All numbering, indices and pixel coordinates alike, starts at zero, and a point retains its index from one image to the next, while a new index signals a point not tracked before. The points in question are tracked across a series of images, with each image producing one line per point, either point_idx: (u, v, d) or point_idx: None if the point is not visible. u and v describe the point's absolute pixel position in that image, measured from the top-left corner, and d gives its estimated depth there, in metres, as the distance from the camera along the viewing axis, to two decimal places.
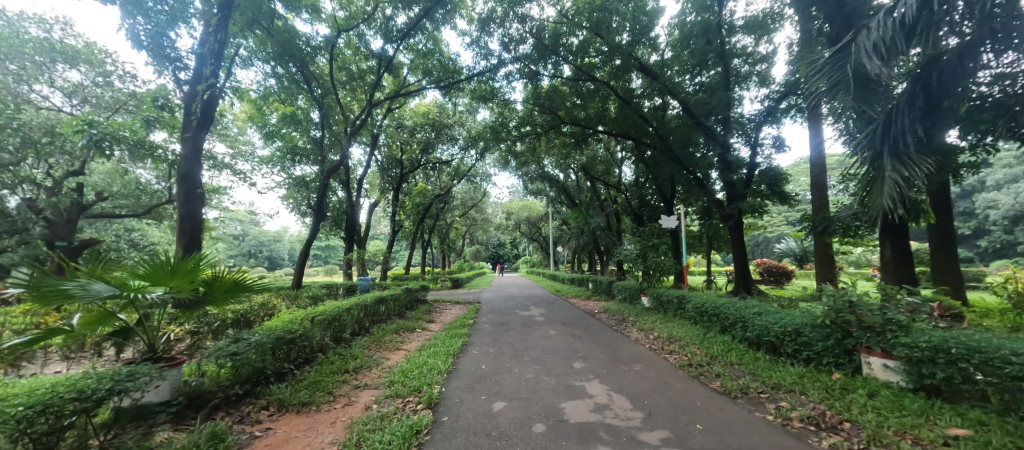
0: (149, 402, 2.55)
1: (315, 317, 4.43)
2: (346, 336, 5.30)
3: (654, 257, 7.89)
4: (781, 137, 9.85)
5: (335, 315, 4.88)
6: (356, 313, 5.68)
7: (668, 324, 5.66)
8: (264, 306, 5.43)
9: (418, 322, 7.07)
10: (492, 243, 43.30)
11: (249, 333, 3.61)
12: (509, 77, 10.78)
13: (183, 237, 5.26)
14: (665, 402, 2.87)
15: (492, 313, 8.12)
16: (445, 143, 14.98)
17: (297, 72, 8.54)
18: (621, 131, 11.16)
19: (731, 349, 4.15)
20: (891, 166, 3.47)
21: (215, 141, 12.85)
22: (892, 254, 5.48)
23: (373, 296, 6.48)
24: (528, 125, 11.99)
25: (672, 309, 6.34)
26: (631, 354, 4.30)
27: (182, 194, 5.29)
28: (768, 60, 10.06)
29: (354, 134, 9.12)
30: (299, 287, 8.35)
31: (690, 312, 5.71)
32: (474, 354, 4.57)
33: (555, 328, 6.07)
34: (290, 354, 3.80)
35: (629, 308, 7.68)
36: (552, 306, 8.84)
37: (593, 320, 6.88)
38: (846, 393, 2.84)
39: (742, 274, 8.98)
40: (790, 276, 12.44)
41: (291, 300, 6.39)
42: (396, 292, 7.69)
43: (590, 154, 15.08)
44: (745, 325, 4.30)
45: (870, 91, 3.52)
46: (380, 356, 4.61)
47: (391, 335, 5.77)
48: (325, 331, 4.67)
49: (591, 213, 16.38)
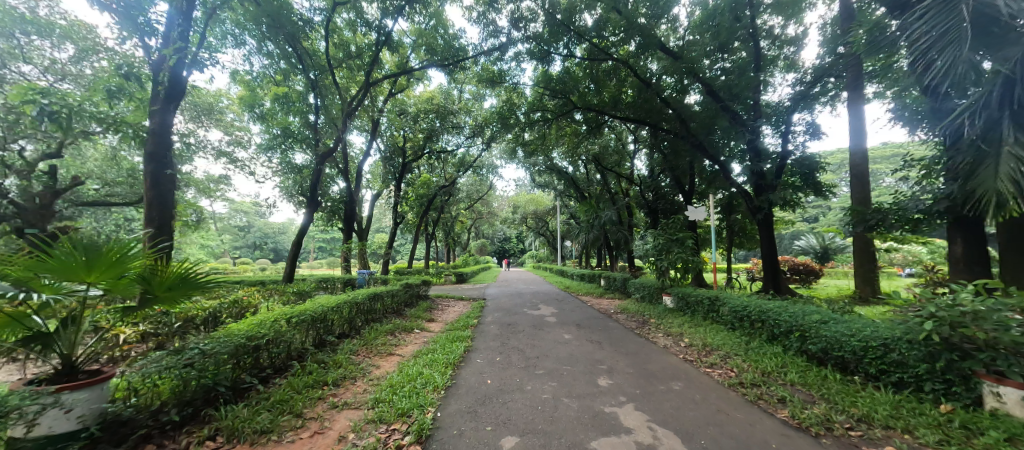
0: (40, 439, 1.90)
1: (296, 317, 3.83)
2: (333, 337, 4.68)
3: (678, 254, 7.15)
4: (816, 123, 9.01)
5: (318, 314, 4.25)
6: (345, 312, 5.04)
7: (699, 329, 4.95)
8: (241, 302, 4.83)
9: (416, 321, 6.42)
10: (497, 237, 42.65)
11: (206, 337, 2.97)
12: (518, 58, 10.09)
13: (152, 224, 4.68)
14: (728, 444, 2.17)
15: (498, 312, 7.47)
16: (451, 131, 14.31)
17: (290, 50, 7.87)
18: (638, 117, 10.40)
19: (788, 365, 3.44)
20: (1013, 138, 2.84)
21: (211, 127, 12.29)
22: (963, 253, 4.82)
23: (367, 292, 5.86)
24: (538, 111, 11.23)
25: (700, 312, 5.62)
26: (664, 367, 3.60)
27: (148, 174, 4.68)
28: (796, 42, 9.29)
29: (350, 117, 8.44)
30: (290, 281, 7.77)
31: (724, 316, 4.99)
32: (477, 363, 3.90)
33: (570, 330, 5.41)
34: (256, 364, 3.18)
35: (649, 308, 6.96)
36: (563, 305, 8.15)
37: (611, 321, 6.21)
38: (973, 436, 2.13)
39: (772, 273, 8.30)
40: (818, 275, 11.55)
41: (276, 295, 5.78)
42: (394, 288, 7.06)
43: (602, 144, 14.29)
44: (804, 335, 3.59)
45: (987, 41, 2.96)
46: (369, 364, 3.96)
47: (385, 337, 5.12)
48: (306, 332, 4.04)
49: (602, 206, 15.63)
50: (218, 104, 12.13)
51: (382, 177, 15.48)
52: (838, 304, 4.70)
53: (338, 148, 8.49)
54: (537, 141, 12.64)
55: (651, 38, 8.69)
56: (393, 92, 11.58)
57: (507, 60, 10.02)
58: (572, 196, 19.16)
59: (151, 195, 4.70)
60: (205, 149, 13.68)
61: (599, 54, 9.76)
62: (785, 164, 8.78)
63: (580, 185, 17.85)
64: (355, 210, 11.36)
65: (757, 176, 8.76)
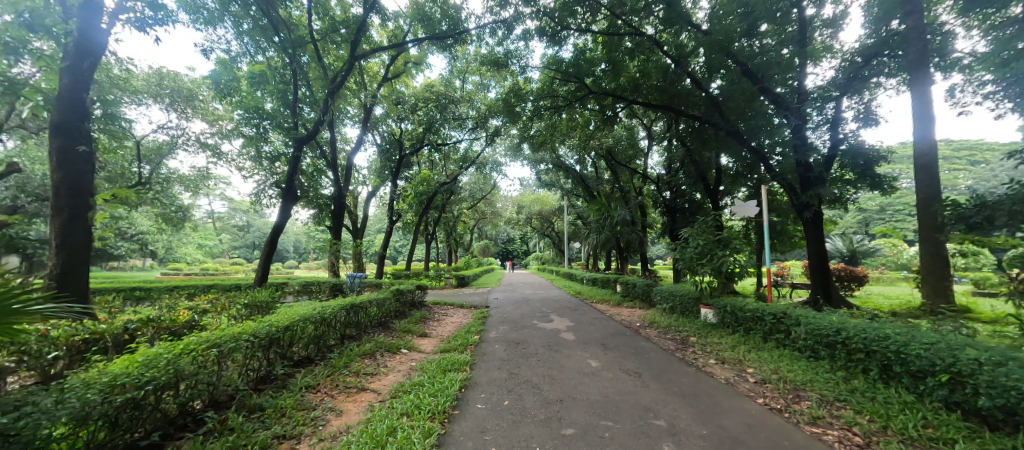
0: None
1: (224, 344, 2.75)
2: (289, 366, 3.58)
3: (722, 256, 5.69)
4: (869, 109, 7.79)
5: (264, 336, 3.15)
6: (310, 329, 3.94)
7: (768, 359, 3.80)
8: (167, 318, 3.70)
9: (404, 337, 5.31)
10: (501, 238, 41.41)
11: (45, 390, 1.88)
12: (527, 36, 8.96)
13: (58, 214, 3.70)
14: None
15: (503, 324, 6.35)
16: (451, 123, 13.20)
17: (264, 20, 6.80)
18: (661, 103, 9.26)
19: (937, 428, 2.32)
20: None
21: (191, 116, 11.27)
22: None
23: (342, 303, 4.73)
24: (547, 97, 10.12)
25: (759, 332, 4.45)
26: (751, 427, 2.45)
27: (55, 150, 3.69)
28: (836, 22, 7.98)
29: (332, 100, 7.34)
30: (262, 285, 6.67)
31: (799, 339, 3.83)
32: (478, 412, 2.76)
33: (595, 353, 4.28)
34: (138, 422, 2.12)
35: (685, 323, 5.79)
36: (578, 316, 7.02)
37: (643, 340, 5.05)
38: None
39: (822, 277, 7.18)
40: (861, 282, 10.30)
41: (230, 306, 4.65)
42: (381, 296, 5.94)
43: (615, 137, 13.13)
44: (954, 380, 2.46)
45: None
46: (326, 410, 2.86)
47: (359, 363, 3.98)
48: (241, 363, 2.95)
49: (613, 205, 14.49)
50: (198, 92, 11.17)
51: (378, 173, 14.42)
52: (959, 327, 3.53)
53: (320, 132, 7.46)
54: (546, 133, 11.55)
55: (680, 10, 7.58)
56: (388, 77, 10.54)
57: (514, 39, 9.01)
58: (580, 196, 18.04)
59: (58, 177, 3.70)
60: (188, 142, 12.71)
61: (618, 30, 8.62)
62: (835, 154, 7.56)
63: (589, 183, 16.71)
64: (343, 208, 10.26)
65: (802, 168, 7.55)
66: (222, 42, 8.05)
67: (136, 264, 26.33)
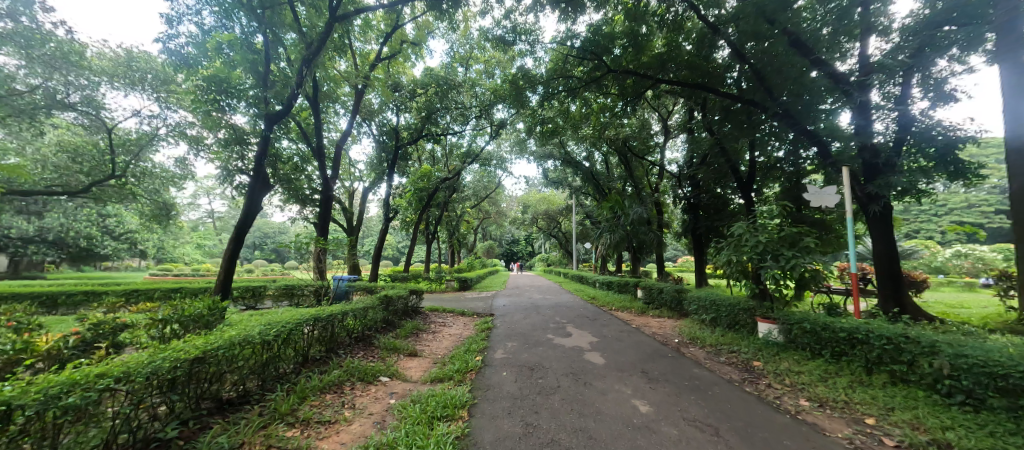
0: None
1: (58, 401, 1.68)
2: (204, 413, 2.49)
3: (791, 258, 4.50)
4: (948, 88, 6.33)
5: (150, 373, 2.07)
6: (247, 353, 2.83)
7: (900, 407, 2.62)
8: (28, 345, 2.61)
9: (387, 358, 4.19)
10: (506, 239, 40.22)
11: None
12: (537, 5, 7.87)
13: None
14: None
15: (512, 340, 5.19)
16: (451, 114, 12.10)
17: None
18: (691, 82, 8.08)
19: None
20: None
21: (169, 102, 10.31)
22: None
23: (303, 316, 3.61)
24: (560, 80, 9.00)
25: (861, 362, 3.27)
26: None
27: None
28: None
29: (313, 58, 6.51)
30: (223, 293, 5.62)
31: (945, 379, 2.64)
32: None
33: (640, 389, 3.12)
34: None
35: (739, 340, 4.60)
36: (601, 329, 5.85)
37: (696, 366, 3.89)
38: None
39: (893, 282, 6.05)
40: (919, 287, 9.01)
41: (154, 317, 3.54)
42: (362, 304, 4.84)
43: (632, 128, 11.99)
44: None
45: None
46: None
47: (314, 406, 2.87)
48: (99, 420, 1.87)
49: (629, 203, 13.28)
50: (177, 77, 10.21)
51: (373, 168, 13.35)
52: None
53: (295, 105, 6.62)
54: (557, 122, 10.46)
55: None
56: (380, 59, 9.52)
57: (522, 10, 7.96)
58: (590, 194, 16.89)
59: None
60: (169, 133, 11.76)
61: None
62: (905, 138, 6.31)
63: (600, 179, 15.56)
64: (330, 202, 9.18)
65: (866, 153, 6.36)
66: (192, 13, 7.01)
67: (130, 264, 25.67)
